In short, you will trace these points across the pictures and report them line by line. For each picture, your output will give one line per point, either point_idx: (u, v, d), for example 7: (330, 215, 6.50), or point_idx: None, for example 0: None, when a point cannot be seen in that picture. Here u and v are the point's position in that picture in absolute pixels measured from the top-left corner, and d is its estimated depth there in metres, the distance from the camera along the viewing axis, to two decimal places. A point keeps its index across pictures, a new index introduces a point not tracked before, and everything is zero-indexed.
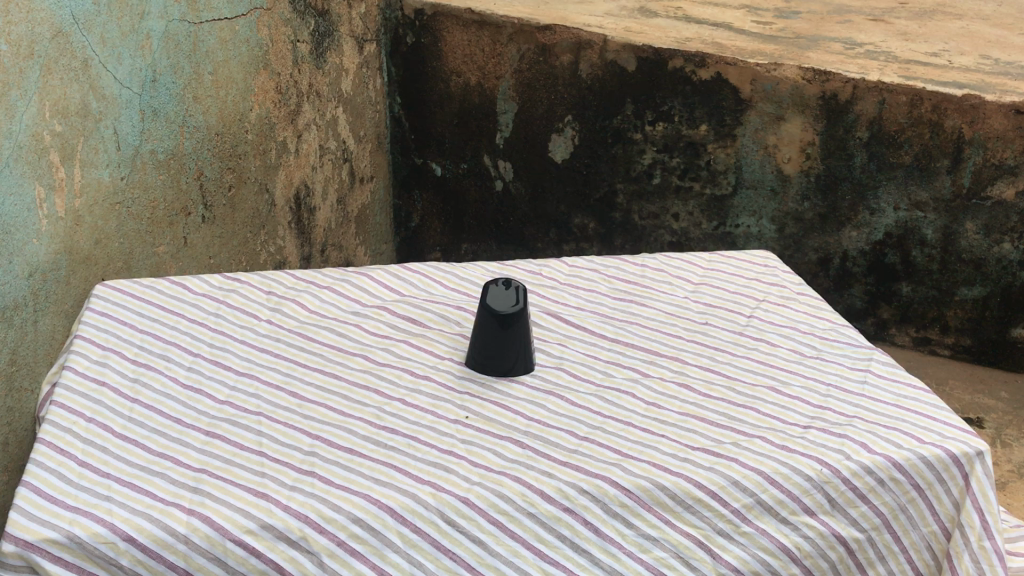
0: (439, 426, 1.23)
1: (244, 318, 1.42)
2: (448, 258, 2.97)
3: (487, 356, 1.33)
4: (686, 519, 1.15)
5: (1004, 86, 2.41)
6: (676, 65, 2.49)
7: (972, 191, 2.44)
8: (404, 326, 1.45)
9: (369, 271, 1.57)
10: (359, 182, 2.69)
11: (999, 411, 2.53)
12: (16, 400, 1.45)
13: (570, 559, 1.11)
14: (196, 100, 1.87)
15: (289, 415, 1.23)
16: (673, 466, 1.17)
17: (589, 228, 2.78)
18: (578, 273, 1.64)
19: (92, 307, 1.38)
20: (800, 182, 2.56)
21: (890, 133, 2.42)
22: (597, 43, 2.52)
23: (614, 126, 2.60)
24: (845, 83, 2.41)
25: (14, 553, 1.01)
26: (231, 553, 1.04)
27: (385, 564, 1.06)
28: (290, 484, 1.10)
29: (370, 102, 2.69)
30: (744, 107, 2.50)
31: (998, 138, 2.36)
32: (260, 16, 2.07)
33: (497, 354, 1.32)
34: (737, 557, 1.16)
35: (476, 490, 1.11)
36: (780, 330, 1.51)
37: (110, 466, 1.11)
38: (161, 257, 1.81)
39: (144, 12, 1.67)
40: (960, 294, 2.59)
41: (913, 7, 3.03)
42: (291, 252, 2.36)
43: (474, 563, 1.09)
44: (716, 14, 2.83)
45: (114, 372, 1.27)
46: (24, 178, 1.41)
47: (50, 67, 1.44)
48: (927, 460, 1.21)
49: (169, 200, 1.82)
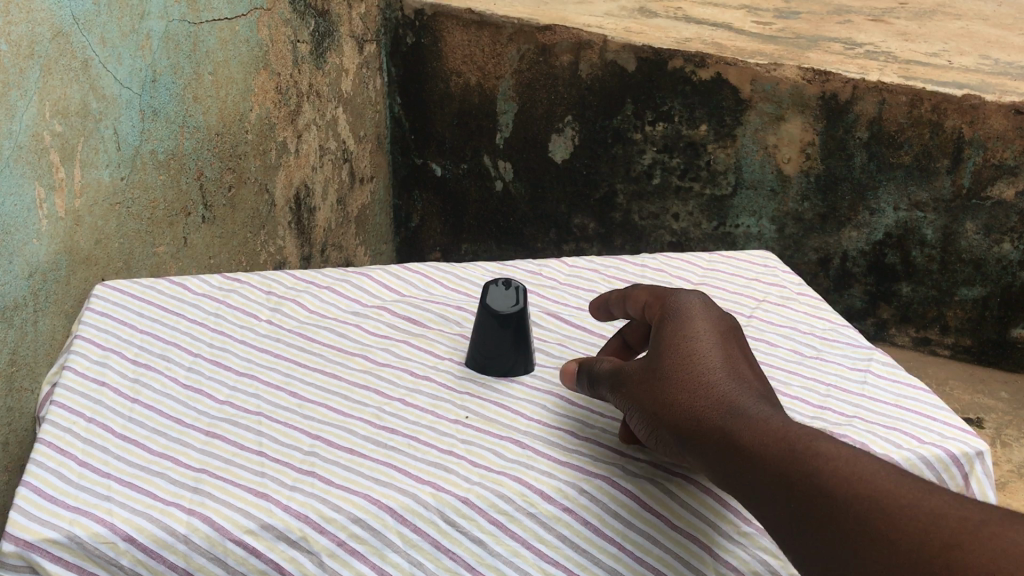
0: (439, 426, 1.23)
1: (244, 318, 1.42)
2: (448, 258, 2.99)
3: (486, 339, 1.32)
4: (687, 519, 1.14)
5: (1004, 86, 2.40)
6: (676, 65, 2.47)
7: (972, 191, 2.43)
8: (404, 326, 1.45)
9: (369, 271, 1.58)
10: (359, 182, 2.70)
11: (999, 411, 2.55)
12: (16, 400, 1.44)
13: (570, 560, 1.10)
14: (195, 100, 1.87)
15: (289, 415, 1.23)
16: (673, 466, 1.17)
17: (588, 228, 2.79)
18: (578, 274, 1.64)
19: (92, 307, 1.37)
20: (800, 182, 2.56)
21: (890, 133, 2.41)
22: (597, 43, 2.51)
23: (614, 127, 2.60)
24: (845, 83, 2.40)
25: (14, 554, 1.00)
26: (231, 553, 1.03)
27: (385, 563, 1.06)
28: (290, 484, 1.10)
29: (370, 102, 2.70)
30: (744, 107, 2.49)
31: (998, 138, 2.35)
32: (260, 16, 2.07)
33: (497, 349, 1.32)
34: (738, 557, 1.12)
35: (476, 490, 1.11)
36: (781, 330, 1.51)
37: (110, 466, 1.12)
38: (161, 257, 1.82)
39: (144, 12, 1.67)
40: (960, 294, 2.60)
41: (913, 6, 3.03)
42: (291, 252, 2.37)
43: (474, 562, 1.08)
44: (716, 14, 2.82)
45: (114, 372, 1.27)
46: (24, 178, 1.40)
47: (50, 67, 1.44)
48: (927, 459, 1.21)
49: (169, 200, 1.82)
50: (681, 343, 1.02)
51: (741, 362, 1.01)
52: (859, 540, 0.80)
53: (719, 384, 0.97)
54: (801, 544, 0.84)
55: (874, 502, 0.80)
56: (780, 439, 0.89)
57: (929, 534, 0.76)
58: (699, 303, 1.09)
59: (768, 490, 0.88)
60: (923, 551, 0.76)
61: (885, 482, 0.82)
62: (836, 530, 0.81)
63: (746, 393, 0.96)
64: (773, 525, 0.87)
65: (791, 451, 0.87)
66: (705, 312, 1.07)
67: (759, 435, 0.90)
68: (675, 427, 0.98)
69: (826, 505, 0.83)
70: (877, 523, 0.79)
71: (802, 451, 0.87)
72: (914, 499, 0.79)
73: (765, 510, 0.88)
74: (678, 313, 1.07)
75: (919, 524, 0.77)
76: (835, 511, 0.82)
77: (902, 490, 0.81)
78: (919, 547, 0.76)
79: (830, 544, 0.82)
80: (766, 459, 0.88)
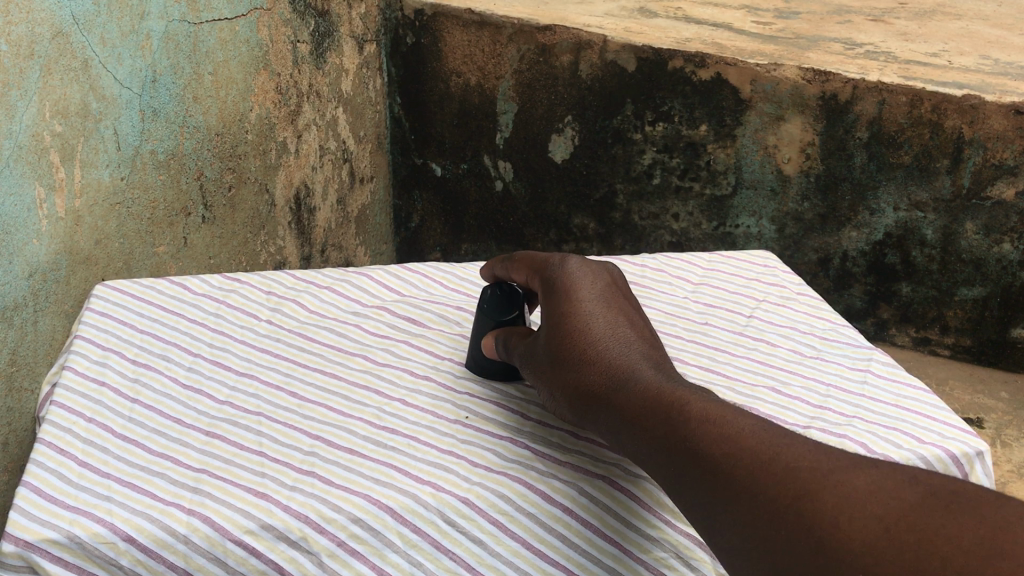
0: (439, 426, 1.23)
1: (244, 318, 1.42)
2: (447, 258, 3.01)
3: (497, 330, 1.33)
4: (686, 519, 1.13)
5: (1004, 86, 2.39)
6: (676, 65, 2.47)
7: (972, 191, 2.43)
8: (404, 326, 1.45)
9: (369, 271, 1.59)
10: (359, 182, 2.71)
11: (999, 411, 2.56)
12: (16, 400, 1.44)
13: (570, 560, 1.09)
14: (195, 100, 1.87)
15: (289, 415, 1.23)
16: None
17: (589, 228, 2.80)
18: None
19: (92, 307, 1.37)
20: (800, 182, 2.56)
21: (890, 133, 2.41)
22: (597, 43, 2.50)
23: (614, 126, 2.60)
24: (845, 83, 2.39)
25: (13, 554, 1.00)
26: (231, 553, 1.03)
27: (384, 564, 1.05)
28: (290, 484, 1.10)
29: (370, 101, 2.70)
30: (744, 107, 2.48)
31: (998, 138, 2.34)
32: (260, 16, 2.07)
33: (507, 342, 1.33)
34: None
35: (475, 489, 1.12)
36: (780, 330, 1.51)
37: (110, 466, 1.12)
38: (161, 257, 1.82)
39: (144, 12, 1.67)
40: (960, 294, 2.60)
41: (913, 6, 3.03)
42: (291, 252, 2.37)
43: (474, 563, 1.08)
44: (716, 14, 2.82)
45: (114, 372, 1.27)
46: (24, 178, 1.40)
47: (50, 67, 1.44)
48: (927, 459, 1.21)
49: (169, 200, 1.82)
50: (576, 320, 1.14)
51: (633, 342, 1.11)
52: (728, 485, 0.85)
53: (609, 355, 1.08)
54: (679, 494, 0.91)
55: (740, 456, 0.87)
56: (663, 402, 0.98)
57: (786, 480, 0.82)
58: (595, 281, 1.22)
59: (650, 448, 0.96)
60: (780, 492, 0.81)
61: (751, 438, 0.88)
62: (707, 477, 0.88)
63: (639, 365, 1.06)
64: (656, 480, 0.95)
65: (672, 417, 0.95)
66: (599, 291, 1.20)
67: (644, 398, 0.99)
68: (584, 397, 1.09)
69: (700, 456, 0.89)
70: (743, 471, 0.85)
71: (683, 413, 0.95)
72: (781, 453, 0.85)
73: (649, 468, 0.96)
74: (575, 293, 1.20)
75: (781, 473, 0.83)
76: (709, 461, 0.88)
77: (769, 446, 0.87)
78: (778, 490, 0.82)
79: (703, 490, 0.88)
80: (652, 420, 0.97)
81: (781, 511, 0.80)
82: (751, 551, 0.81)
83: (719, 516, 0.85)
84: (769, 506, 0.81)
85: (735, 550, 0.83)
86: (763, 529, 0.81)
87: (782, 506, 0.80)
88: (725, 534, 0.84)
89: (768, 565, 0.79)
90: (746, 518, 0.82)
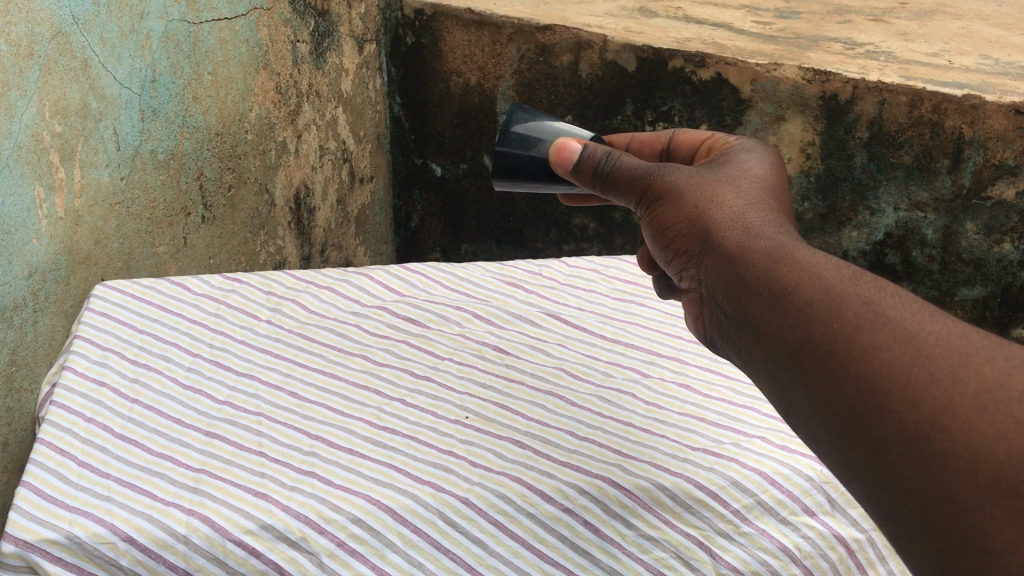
0: (439, 426, 1.23)
1: (244, 318, 1.42)
2: (448, 258, 3.01)
3: (519, 136, 1.27)
4: (687, 519, 1.13)
5: (1004, 86, 2.38)
6: (676, 65, 2.48)
7: (972, 191, 2.42)
8: (404, 326, 1.45)
9: (368, 272, 1.59)
10: (359, 182, 2.71)
11: None
12: (16, 400, 1.44)
13: (571, 560, 1.09)
14: (195, 100, 1.87)
15: (289, 415, 1.23)
16: (673, 466, 1.18)
17: (589, 228, 2.80)
18: (577, 274, 1.70)
19: (91, 307, 1.36)
20: (800, 182, 2.56)
21: (890, 133, 2.40)
22: (597, 43, 2.51)
23: (614, 127, 2.60)
24: (845, 83, 2.39)
25: (14, 553, 1.00)
26: (230, 553, 1.03)
27: (384, 564, 1.05)
28: (290, 484, 1.10)
29: (370, 101, 2.70)
30: (744, 107, 2.48)
31: (998, 138, 2.33)
32: (260, 16, 2.07)
33: (521, 161, 1.27)
34: (738, 557, 1.11)
35: (476, 490, 1.11)
36: None
37: (110, 466, 1.12)
38: (161, 257, 1.82)
39: (144, 12, 1.67)
40: (960, 294, 2.59)
41: (913, 6, 3.02)
42: (291, 252, 2.37)
43: (474, 563, 1.07)
44: (716, 14, 2.81)
45: (114, 372, 1.26)
46: (24, 178, 1.40)
47: (50, 67, 1.44)
48: None
49: (169, 200, 1.82)
50: (721, 196, 0.99)
51: (783, 218, 0.96)
52: (921, 365, 0.71)
53: (763, 225, 0.93)
54: (837, 346, 0.76)
55: (942, 335, 0.72)
56: (838, 269, 0.82)
57: (1014, 378, 0.67)
58: (763, 162, 1.07)
59: (806, 313, 0.79)
60: (1003, 388, 0.67)
61: (958, 322, 0.74)
62: (891, 353, 0.73)
63: (792, 237, 0.91)
64: (799, 347, 0.79)
65: (850, 280, 0.80)
66: (767, 173, 1.05)
67: (814, 266, 0.83)
68: (714, 256, 0.93)
69: (889, 327, 0.74)
70: (950, 356, 0.70)
71: (867, 284, 0.79)
72: (1004, 348, 0.70)
73: (789, 328, 0.81)
74: (735, 169, 1.05)
75: (1004, 369, 0.68)
76: (901, 335, 0.73)
77: (986, 340, 0.72)
78: (996, 383, 0.67)
79: (880, 348, 0.73)
80: (819, 277, 0.81)
81: (1002, 411, 0.66)
82: (938, 448, 0.67)
83: (894, 397, 0.71)
84: (985, 404, 0.67)
85: (908, 445, 0.69)
86: (965, 427, 0.67)
87: (1008, 406, 0.66)
88: (896, 420, 0.70)
89: (958, 472, 0.66)
90: (940, 409, 0.68)
